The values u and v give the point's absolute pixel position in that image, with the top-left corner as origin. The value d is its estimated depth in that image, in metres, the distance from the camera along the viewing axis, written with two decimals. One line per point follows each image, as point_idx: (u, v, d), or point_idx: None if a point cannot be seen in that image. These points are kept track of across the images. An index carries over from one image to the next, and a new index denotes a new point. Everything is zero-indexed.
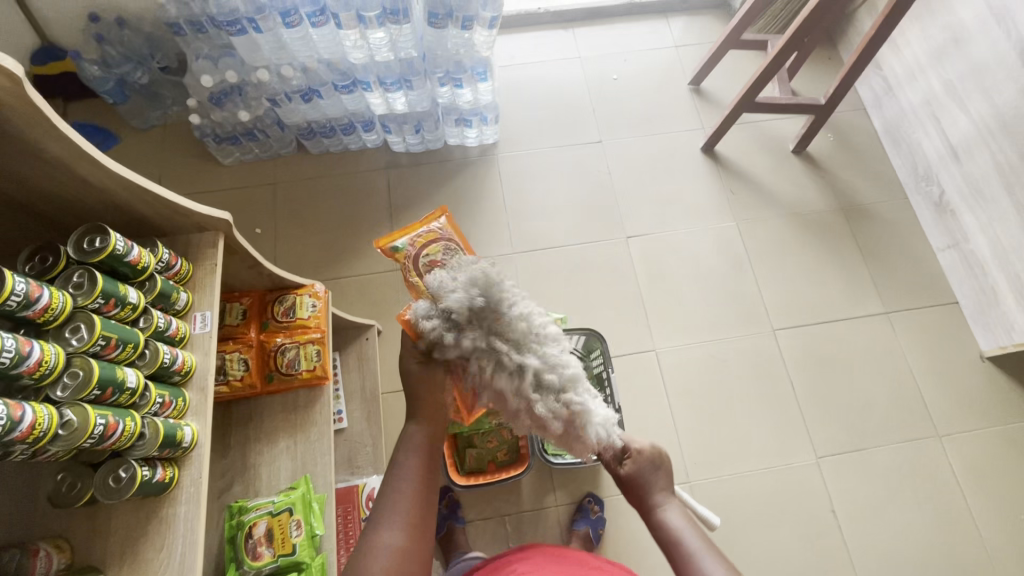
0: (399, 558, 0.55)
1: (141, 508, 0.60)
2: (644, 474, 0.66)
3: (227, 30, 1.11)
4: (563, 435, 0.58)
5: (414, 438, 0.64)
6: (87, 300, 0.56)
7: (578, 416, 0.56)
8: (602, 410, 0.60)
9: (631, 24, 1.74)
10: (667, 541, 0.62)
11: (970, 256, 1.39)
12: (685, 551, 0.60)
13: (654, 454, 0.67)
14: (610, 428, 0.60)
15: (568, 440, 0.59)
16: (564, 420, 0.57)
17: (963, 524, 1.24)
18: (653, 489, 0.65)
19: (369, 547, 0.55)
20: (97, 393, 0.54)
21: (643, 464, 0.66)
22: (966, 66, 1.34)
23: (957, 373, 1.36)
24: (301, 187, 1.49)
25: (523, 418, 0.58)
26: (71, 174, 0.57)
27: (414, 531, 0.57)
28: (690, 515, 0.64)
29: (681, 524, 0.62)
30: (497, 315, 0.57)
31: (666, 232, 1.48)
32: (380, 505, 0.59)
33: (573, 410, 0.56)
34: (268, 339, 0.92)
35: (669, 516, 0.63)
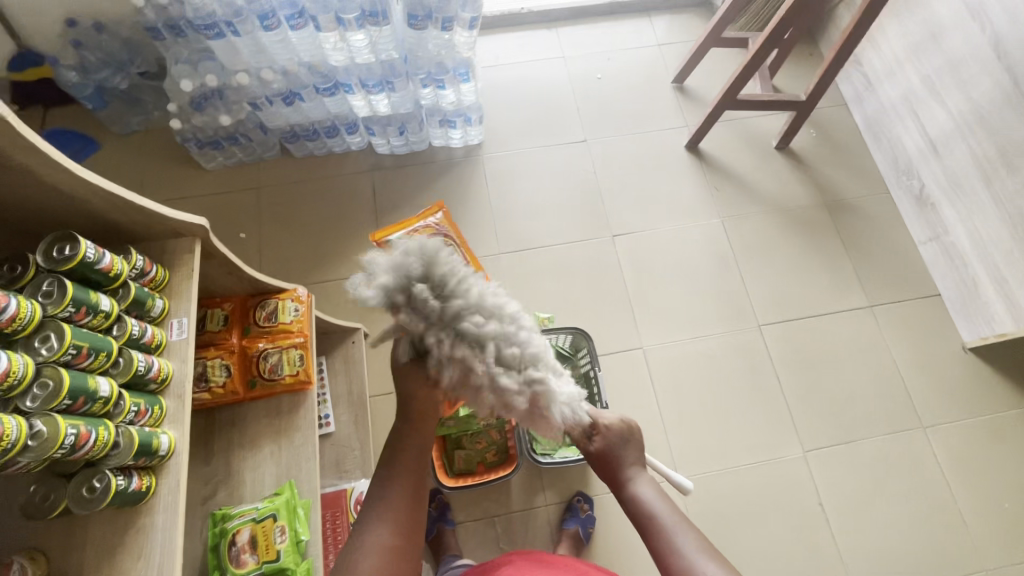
0: (388, 557, 0.55)
1: (118, 517, 0.60)
2: (615, 449, 0.65)
3: (204, 34, 1.10)
4: (529, 417, 0.53)
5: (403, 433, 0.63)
6: (57, 309, 0.55)
7: (543, 397, 0.51)
8: (569, 388, 0.56)
9: (614, 23, 1.74)
10: (640, 517, 0.61)
11: (950, 249, 1.41)
12: (659, 525, 0.60)
13: (622, 427, 0.66)
14: (576, 404, 0.57)
15: (535, 421, 0.54)
16: (529, 399, 0.51)
17: (948, 514, 1.26)
18: (625, 463, 0.64)
19: (357, 545, 0.55)
20: (68, 403, 0.53)
21: (613, 439, 0.65)
22: (942, 60, 1.36)
23: (941, 365, 1.38)
24: (285, 191, 1.48)
25: (485, 401, 0.51)
26: (39, 182, 0.57)
27: (404, 528, 0.57)
28: (661, 487, 0.63)
29: (653, 496, 0.62)
30: (447, 287, 0.48)
31: (651, 230, 1.49)
32: (369, 504, 0.59)
33: (538, 392, 0.51)
34: (250, 345, 0.91)
35: (641, 490, 0.62)
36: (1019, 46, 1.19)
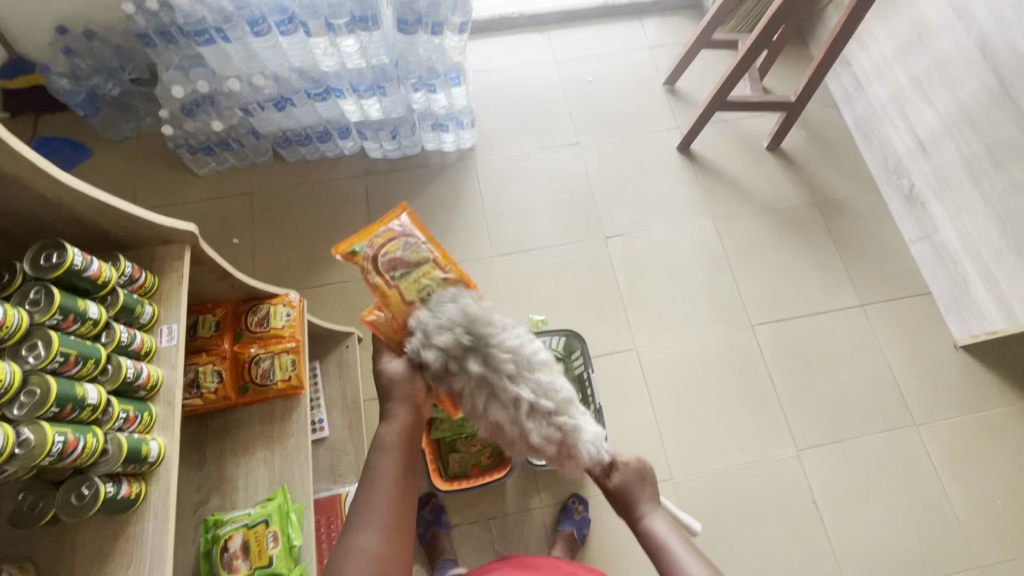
0: (377, 563, 0.55)
1: (109, 525, 0.60)
2: (632, 486, 0.65)
3: (194, 40, 1.10)
4: (556, 455, 0.62)
5: (387, 437, 0.63)
6: (44, 316, 0.55)
7: (569, 435, 0.61)
8: (591, 428, 0.64)
9: (605, 26, 1.75)
10: (653, 551, 0.61)
11: (941, 247, 1.42)
12: (671, 560, 0.59)
13: (639, 466, 0.67)
14: (601, 443, 0.64)
15: (561, 460, 0.63)
16: (557, 441, 0.61)
17: (942, 511, 1.26)
18: (641, 500, 0.65)
19: (346, 553, 0.55)
20: (56, 410, 0.53)
21: (630, 475, 0.65)
22: (930, 61, 1.37)
23: (932, 362, 1.39)
24: (278, 196, 1.48)
25: (521, 443, 0.61)
26: (26, 190, 0.57)
27: (393, 534, 0.57)
28: (676, 523, 0.63)
29: (670, 535, 0.61)
30: (490, 348, 0.60)
31: (643, 231, 1.49)
32: (357, 510, 0.58)
33: (563, 429, 0.60)
34: (241, 350, 0.91)
35: (657, 525, 0.62)
36: (1004, 46, 1.20)
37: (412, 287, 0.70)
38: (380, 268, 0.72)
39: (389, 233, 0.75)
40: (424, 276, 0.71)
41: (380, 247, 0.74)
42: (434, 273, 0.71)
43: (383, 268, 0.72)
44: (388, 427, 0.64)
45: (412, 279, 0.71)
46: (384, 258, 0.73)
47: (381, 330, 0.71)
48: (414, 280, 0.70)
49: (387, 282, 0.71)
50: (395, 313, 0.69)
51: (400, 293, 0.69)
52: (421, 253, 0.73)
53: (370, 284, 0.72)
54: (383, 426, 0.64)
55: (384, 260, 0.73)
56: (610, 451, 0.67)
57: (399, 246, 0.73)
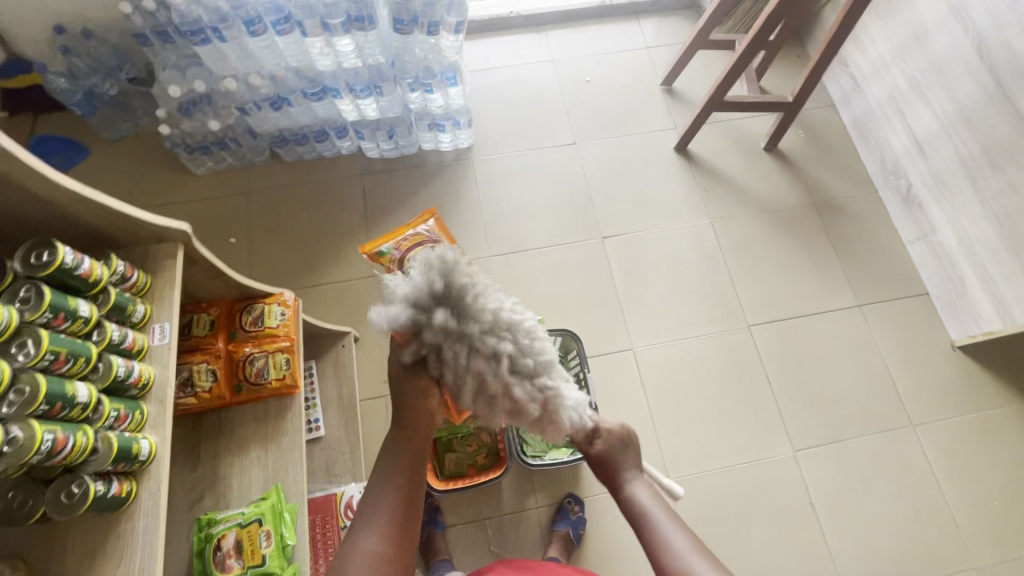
0: (376, 564, 0.55)
1: (100, 523, 0.60)
2: (614, 453, 0.64)
3: (190, 39, 1.11)
4: (541, 424, 0.52)
5: (393, 438, 0.62)
6: (34, 315, 0.55)
7: (554, 401, 0.51)
8: (577, 392, 0.55)
9: (603, 26, 1.75)
10: (635, 517, 0.62)
11: (937, 248, 1.42)
12: (652, 524, 0.61)
13: (621, 432, 0.66)
14: (585, 408, 0.56)
15: (543, 427, 0.53)
16: (540, 404, 0.51)
17: (938, 512, 1.26)
18: (623, 467, 0.64)
19: (347, 553, 0.56)
20: (45, 408, 0.53)
21: (614, 442, 0.64)
22: (927, 61, 1.37)
23: (929, 362, 1.38)
24: (275, 195, 1.48)
25: (503, 410, 0.50)
26: (17, 188, 0.57)
27: (395, 536, 0.57)
28: (656, 489, 0.64)
29: (649, 500, 0.63)
30: (464, 301, 0.47)
31: (640, 231, 1.49)
32: (360, 511, 0.59)
33: (548, 395, 0.51)
34: (236, 349, 0.91)
35: (638, 492, 0.63)
36: (1001, 46, 1.20)
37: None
38: (404, 265, 0.99)
39: (414, 237, 1.02)
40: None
41: (405, 249, 1.01)
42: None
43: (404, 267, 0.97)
44: (395, 428, 0.63)
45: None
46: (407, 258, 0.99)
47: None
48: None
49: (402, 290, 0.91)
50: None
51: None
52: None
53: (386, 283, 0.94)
54: (390, 427, 0.64)
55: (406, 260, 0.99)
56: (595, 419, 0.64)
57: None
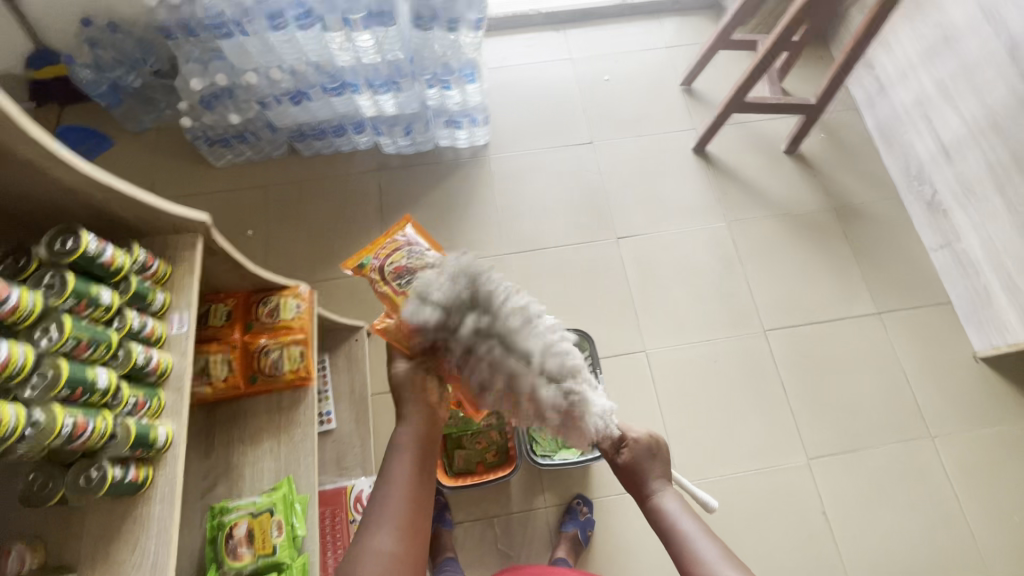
0: (392, 563, 0.55)
1: (117, 508, 0.61)
2: (642, 463, 0.66)
3: (213, 34, 1.12)
4: (568, 432, 0.50)
5: (403, 438, 0.63)
6: (58, 300, 0.56)
7: (577, 409, 0.48)
8: (598, 399, 0.58)
9: (622, 25, 1.74)
10: (663, 527, 0.63)
11: (962, 256, 1.38)
12: (680, 534, 0.61)
13: (650, 442, 0.68)
14: (608, 416, 0.59)
15: (565, 432, 0.51)
16: (563, 414, 0.48)
17: (956, 526, 1.23)
18: (649, 476, 0.66)
19: (360, 552, 0.55)
20: (67, 392, 0.54)
21: (639, 452, 0.66)
22: (956, 65, 1.34)
23: (950, 373, 1.35)
24: (293, 189, 1.49)
25: (535, 424, 0.48)
26: (45, 176, 0.58)
27: (407, 534, 0.57)
28: (685, 499, 0.65)
29: (677, 509, 0.63)
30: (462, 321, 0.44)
31: (656, 232, 1.48)
32: (371, 510, 0.59)
33: (578, 404, 0.48)
34: (252, 340, 0.92)
35: (665, 502, 0.64)
36: None
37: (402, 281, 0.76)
38: (386, 275, 0.82)
39: (394, 244, 0.86)
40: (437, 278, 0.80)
41: (386, 257, 0.84)
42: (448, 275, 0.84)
43: (389, 275, 0.81)
44: (404, 429, 0.63)
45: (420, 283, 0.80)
46: (390, 267, 0.82)
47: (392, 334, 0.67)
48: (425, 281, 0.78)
49: (392, 288, 0.79)
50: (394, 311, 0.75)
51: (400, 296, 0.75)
52: (421, 258, 0.79)
53: (378, 292, 0.81)
54: (398, 427, 0.64)
55: (390, 268, 0.82)
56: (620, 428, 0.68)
57: (403, 254, 0.83)
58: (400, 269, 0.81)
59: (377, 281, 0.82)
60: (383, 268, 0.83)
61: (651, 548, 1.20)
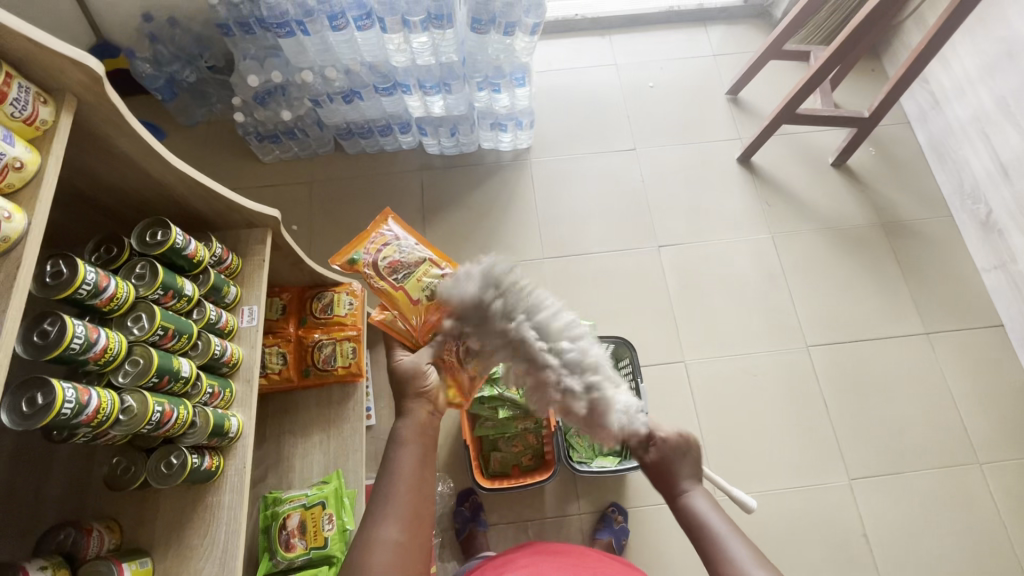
0: (400, 552, 0.54)
1: (196, 487, 0.67)
2: (671, 460, 0.64)
3: (275, 32, 1.14)
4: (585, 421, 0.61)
5: (404, 431, 0.64)
6: (148, 291, 0.62)
7: (600, 403, 0.59)
8: (622, 396, 0.64)
9: (669, 32, 1.73)
10: (693, 528, 0.61)
11: (1017, 278, 1.34)
12: (711, 536, 0.59)
13: (680, 441, 0.65)
14: (632, 413, 0.64)
15: (593, 429, 0.61)
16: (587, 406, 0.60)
17: (1003, 557, 1.19)
18: (680, 474, 0.64)
19: (367, 545, 0.54)
20: (155, 380, 0.60)
21: (668, 451, 0.65)
22: (1016, 81, 1.30)
23: (1002, 398, 1.31)
24: (338, 186, 1.51)
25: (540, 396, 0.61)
26: (136, 169, 0.63)
27: (412, 524, 0.56)
28: (715, 499, 0.62)
29: (707, 509, 0.61)
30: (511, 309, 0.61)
31: (699, 242, 1.46)
32: (378, 502, 0.58)
33: (594, 398, 0.59)
34: (306, 334, 0.96)
35: (696, 502, 0.62)
36: None
37: (416, 286, 0.79)
38: (382, 270, 0.80)
39: (381, 238, 0.82)
40: (424, 274, 0.79)
41: (376, 252, 0.81)
42: (431, 270, 0.80)
43: (385, 270, 0.80)
44: (405, 422, 0.64)
45: (415, 278, 0.79)
46: (384, 262, 0.80)
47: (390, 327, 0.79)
48: (416, 278, 0.79)
49: (391, 284, 0.79)
50: (403, 311, 0.78)
51: (406, 292, 0.78)
52: (417, 253, 0.81)
53: (376, 287, 0.80)
54: (399, 422, 0.65)
55: (384, 263, 0.80)
56: (649, 425, 0.66)
57: (396, 250, 0.81)
58: (400, 266, 0.80)
59: (373, 276, 0.80)
60: (378, 264, 0.80)
61: (688, 562, 1.19)
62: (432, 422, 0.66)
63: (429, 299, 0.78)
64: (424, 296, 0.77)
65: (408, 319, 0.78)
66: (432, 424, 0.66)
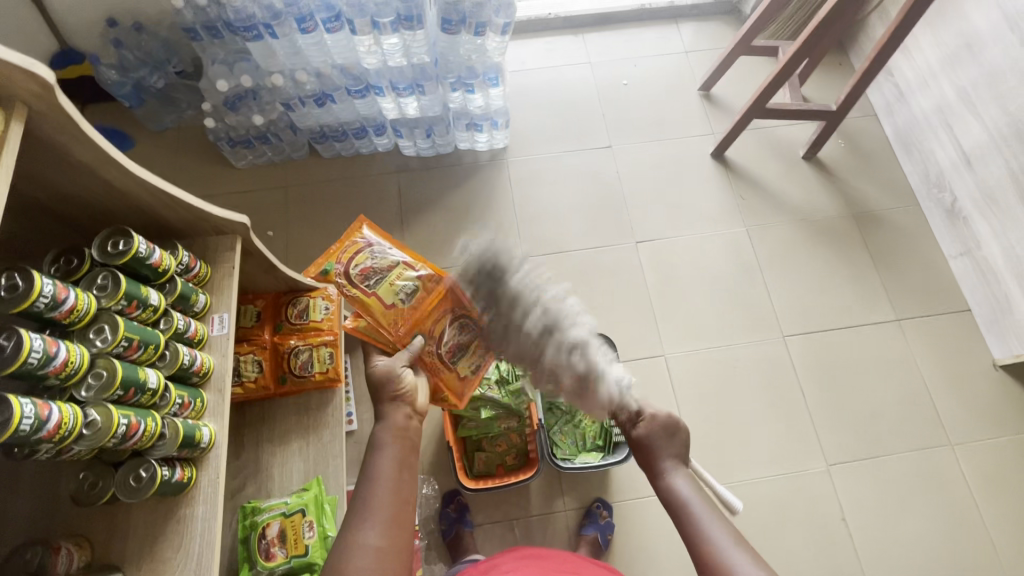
0: (380, 557, 0.54)
1: (168, 499, 0.67)
2: (655, 441, 0.66)
3: (243, 36, 1.13)
4: (577, 391, 0.67)
5: (384, 436, 0.64)
6: (111, 301, 0.61)
7: (592, 373, 0.66)
8: (613, 371, 0.70)
9: (641, 30, 1.75)
10: (672, 504, 0.62)
11: (983, 264, 1.38)
12: (688, 514, 0.60)
13: (669, 421, 0.68)
14: (622, 385, 0.70)
15: (579, 398, 0.68)
16: (578, 377, 0.65)
17: (975, 534, 1.23)
18: (662, 454, 0.66)
19: (349, 549, 0.54)
20: (121, 392, 0.59)
21: (656, 429, 0.67)
22: (977, 72, 1.34)
23: (970, 381, 1.35)
24: (314, 191, 1.50)
25: (540, 370, 0.66)
26: (96, 177, 0.62)
27: (393, 528, 0.56)
28: (698, 483, 0.63)
29: (687, 489, 0.62)
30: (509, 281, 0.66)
31: (675, 237, 1.48)
32: (358, 505, 0.58)
33: (587, 367, 0.65)
34: (281, 341, 0.95)
35: (676, 480, 0.63)
36: None
37: (389, 290, 0.78)
38: (354, 278, 0.79)
39: (354, 246, 0.82)
40: (397, 278, 0.79)
41: (348, 260, 0.81)
42: (405, 273, 0.80)
43: (358, 278, 0.79)
44: (384, 426, 0.64)
45: (387, 282, 0.79)
46: (356, 269, 0.80)
47: (365, 334, 0.78)
48: (389, 283, 0.78)
49: (364, 291, 0.78)
50: (377, 317, 0.77)
51: (379, 297, 0.78)
52: (390, 257, 0.81)
53: (348, 295, 0.79)
54: (377, 428, 0.65)
55: (356, 271, 0.80)
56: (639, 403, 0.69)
57: (369, 257, 0.81)
58: (372, 272, 0.80)
59: (345, 284, 0.79)
60: (351, 272, 0.80)
61: (672, 553, 1.20)
62: (409, 425, 0.66)
63: (404, 302, 0.78)
64: (397, 300, 0.77)
65: (382, 323, 0.76)
66: (410, 426, 0.66)
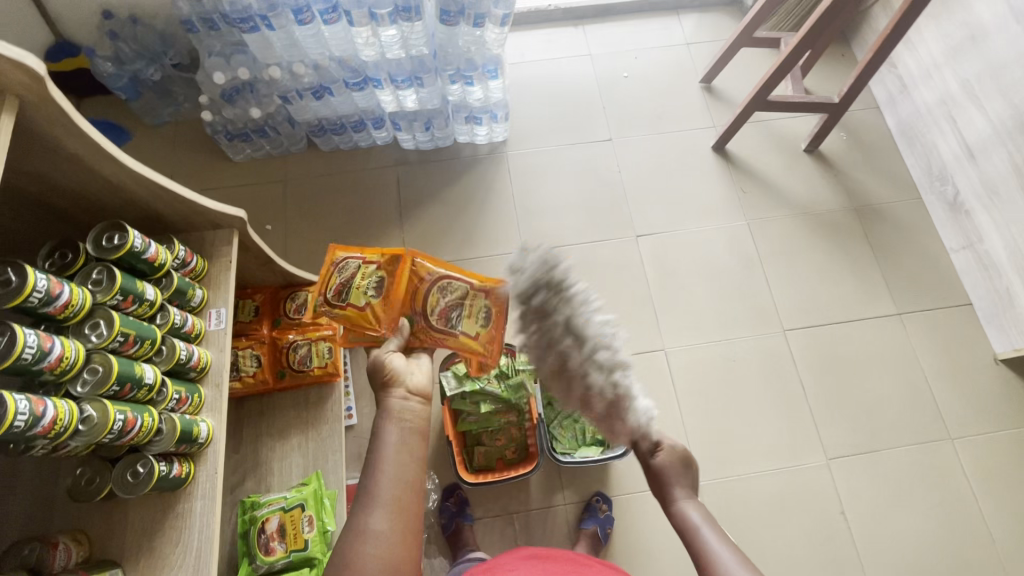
0: (388, 543, 0.54)
1: (166, 494, 0.67)
2: (671, 470, 0.67)
3: (239, 27, 1.11)
4: (605, 417, 0.65)
5: (387, 422, 0.62)
6: (105, 297, 0.61)
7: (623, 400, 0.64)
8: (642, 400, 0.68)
9: (642, 22, 1.73)
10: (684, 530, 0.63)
11: (985, 258, 1.37)
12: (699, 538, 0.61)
13: (684, 454, 0.69)
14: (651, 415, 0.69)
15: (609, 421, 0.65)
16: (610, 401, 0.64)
17: (974, 527, 1.23)
18: (676, 482, 0.67)
19: (355, 537, 0.54)
20: (116, 388, 0.59)
21: (669, 460, 0.68)
22: (981, 64, 1.32)
23: (971, 376, 1.35)
24: (312, 185, 1.49)
25: (578, 393, 0.64)
26: (89, 170, 0.62)
27: (399, 515, 0.56)
28: (709, 511, 0.64)
29: (698, 516, 0.63)
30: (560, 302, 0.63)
31: (675, 232, 1.47)
32: (362, 494, 0.57)
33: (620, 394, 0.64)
34: (280, 336, 0.95)
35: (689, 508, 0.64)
36: None
37: (359, 294, 0.77)
38: (329, 299, 0.78)
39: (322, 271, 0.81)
40: (361, 279, 0.78)
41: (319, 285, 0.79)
42: (368, 271, 0.78)
43: (331, 297, 0.78)
44: (384, 413, 0.63)
45: (354, 288, 0.78)
46: (327, 290, 0.79)
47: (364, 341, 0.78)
48: (357, 287, 0.77)
49: (341, 305, 0.77)
50: (361, 323, 0.76)
51: (353, 304, 0.76)
52: (350, 265, 0.80)
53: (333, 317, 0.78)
54: (379, 415, 0.63)
55: (328, 293, 0.79)
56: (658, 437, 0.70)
57: (335, 275, 0.79)
58: (341, 286, 0.78)
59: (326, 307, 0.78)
60: (326, 295, 0.79)
61: (670, 547, 1.20)
62: (410, 407, 0.64)
63: (376, 297, 0.77)
64: (367, 299, 0.76)
65: (366, 327, 0.76)
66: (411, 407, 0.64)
